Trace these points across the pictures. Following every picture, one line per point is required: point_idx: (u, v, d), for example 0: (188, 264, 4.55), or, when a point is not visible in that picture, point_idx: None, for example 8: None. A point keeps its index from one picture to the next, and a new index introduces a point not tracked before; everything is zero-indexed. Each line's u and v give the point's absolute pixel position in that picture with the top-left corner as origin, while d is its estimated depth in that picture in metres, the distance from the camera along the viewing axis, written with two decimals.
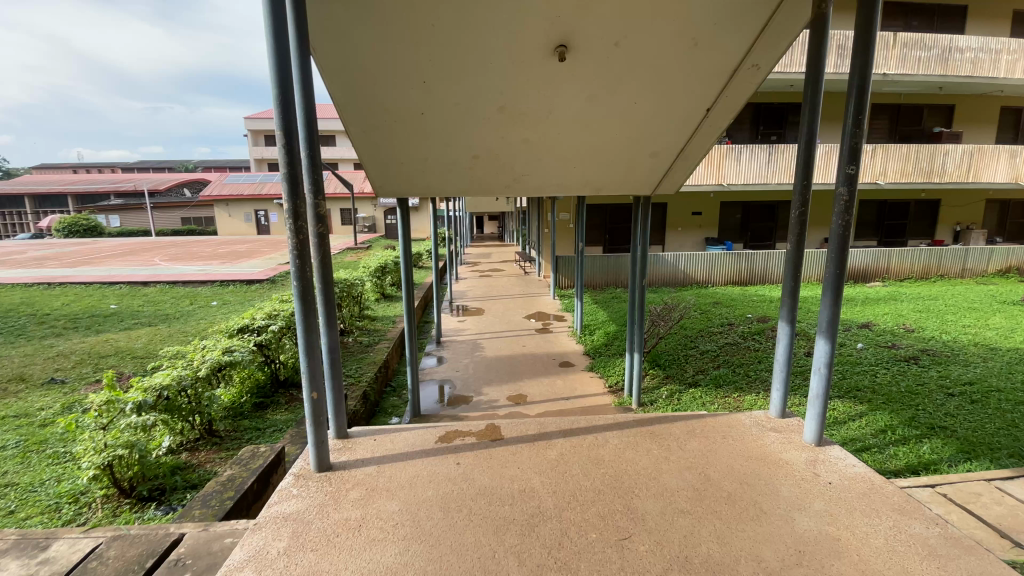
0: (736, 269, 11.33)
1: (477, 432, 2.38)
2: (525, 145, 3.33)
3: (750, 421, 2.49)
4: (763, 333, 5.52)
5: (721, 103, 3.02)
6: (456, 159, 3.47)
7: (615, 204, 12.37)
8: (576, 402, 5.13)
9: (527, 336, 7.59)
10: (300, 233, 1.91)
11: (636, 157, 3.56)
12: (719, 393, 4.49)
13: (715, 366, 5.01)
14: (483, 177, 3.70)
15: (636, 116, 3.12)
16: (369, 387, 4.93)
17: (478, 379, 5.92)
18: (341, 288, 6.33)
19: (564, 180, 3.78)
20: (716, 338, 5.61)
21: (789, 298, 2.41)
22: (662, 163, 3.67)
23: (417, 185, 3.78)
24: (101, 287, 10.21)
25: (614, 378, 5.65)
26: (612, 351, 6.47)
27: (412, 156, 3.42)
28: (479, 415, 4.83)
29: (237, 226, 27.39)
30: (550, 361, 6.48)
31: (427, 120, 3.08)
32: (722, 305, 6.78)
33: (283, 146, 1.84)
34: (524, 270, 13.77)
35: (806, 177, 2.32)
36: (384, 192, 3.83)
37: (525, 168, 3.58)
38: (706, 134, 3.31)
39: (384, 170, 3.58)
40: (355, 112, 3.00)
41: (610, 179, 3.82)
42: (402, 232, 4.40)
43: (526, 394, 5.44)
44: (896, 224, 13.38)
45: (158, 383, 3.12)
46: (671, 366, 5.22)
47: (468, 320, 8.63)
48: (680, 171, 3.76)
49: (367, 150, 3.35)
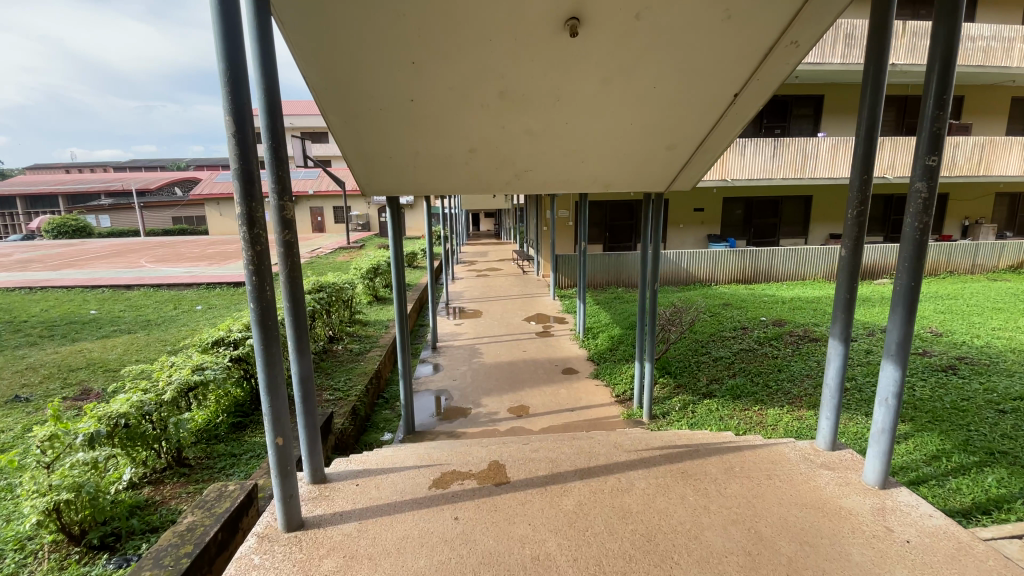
0: (743, 266, 11.01)
1: (478, 474, 2.03)
2: (528, 137, 2.98)
3: (795, 456, 2.15)
4: (781, 338, 5.17)
5: (750, 88, 2.68)
6: (451, 153, 3.10)
7: (616, 201, 12.02)
8: (583, 414, 4.77)
9: (527, 341, 7.23)
10: (258, 242, 1.53)
11: (652, 150, 3.22)
12: (737, 406, 4.11)
13: (732, 375, 4.65)
14: (481, 173, 3.33)
15: (655, 104, 2.77)
16: (359, 401, 4.54)
17: (477, 388, 5.55)
18: (331, 292, 5.94)
19: (571, 177, 3.43)
20: (729, 344, 5.25)
21: (841, 312, 2.08)
22: (679, 157, 3.32)
23: (407, 181, 3.41)
24: (83, 291, 9.79)
25: (621, 386, 5.30)
26: (617, 356, 6.12)
27: (402, 149, 3.06)
28: (478, 431, 4.44)
29: (229, 226, 26.90)
30: (553, 368, 6.11)
31: (417, 108, 2.71)
32: (734, 307, 6.45)
33: (234, 133, 1.48)
34: (523, 269, 13.42)
35: (865, 170, 1.98)
36: (371, 189, 3.47)
37: (528, 162, 3.23)
38: (731, 124, 2.98)
39: (370, 165, 3.21)
40: (335, 99, 2.62)
41: (620, 175, 3.47)
42: (393, 233, 4.02)
43: (529, 406, 5.07)
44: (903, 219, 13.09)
45: (115, 409, 2.73)
46: (683, 375, 4.87)
47: (466, 323, 8.26)
48: (696, 166, 3.42)
49: (351, 143, 2.98)
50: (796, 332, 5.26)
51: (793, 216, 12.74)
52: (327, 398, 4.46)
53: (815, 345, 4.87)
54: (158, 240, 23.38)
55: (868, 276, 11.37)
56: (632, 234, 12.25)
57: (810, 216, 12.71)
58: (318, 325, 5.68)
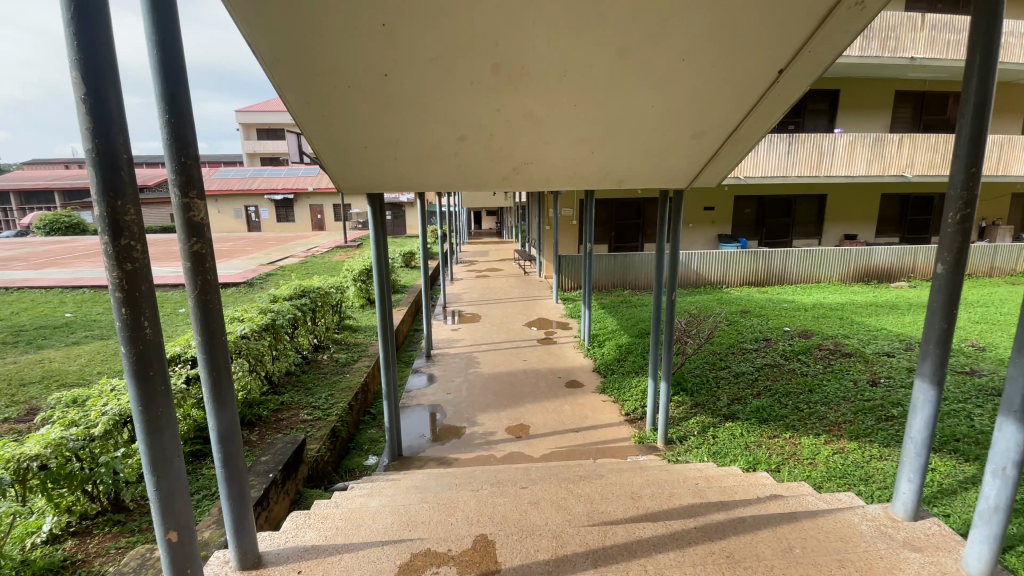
0: (756, 268, 10.53)
1: (458, 558, 1.57)
2: (530, 125, 2.51)
3: (869, 531, 1.66)
4: (810, 352, 4.68)
5: (799, 63, 2.23)
6: (437, 142, 2.63)
7: (621, 199, 11.52)
8: (591, 436, 4.30)
9: (528, 349, 6.73)
10: (130, 262, 1.07)
11: (676, 140, 2.76)
12: (765, 432, 3.64)
13: (756, 395, 4.17)
14: (474, 167, 2.86)
15: (683, 83, 2.31)
16: (341, 422, 4.07)
17: (473, 404, 5.06)
18: (315, 297, 5.47)
19: (580, 172, 2.96)
20: (751, 358, 4.76)
21: (934, 346, 1.61)
22: (704, 149, 2.86)
23: (389, 175, 2.94)
24: (62, 291, 9.34)
25: (631, 402, 4.84)
26: (626, 368, 5.64)
27: (380, 137, 2.58)
28: (471, 458, 3.95)
29: (225, 224, 26.54)
30: (555, 381, 5.62)
31: (393, 88, 2.24)
32: (753, 315, 5.96)
33: (84, 102, 1.01)
34: (525, 270, 12.94)
35: (973, 162, 1.53)
36: (348, 183, 3.01)
37: (528, 154, 2.75)
38: (772, 107, 2.52)
39: (342, 156, 2.73)
40: (293, 76, 2.14)
41: (635, 169, 3.00)
42: (374, 234, 3.54)
43: (529, 425, 4.58)
44: (920, 219, 12.54)
45: (27, 451, 2.27)
46: (701, 392, 4.40)
47: (463, 329, 7.80)
48: (724, 158, 2.96)
49: (317, 129, 2.49)
50: (827, 346, 4.76)
51: (807, 216, 12.23)
52: (303, 419, 3.98)
53: (848, 361, 4.36)
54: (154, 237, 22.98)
55: (885, 278, 10.86)
56: (639, 234, 11.73)
57: (824, 216, 12.20)
58: (300, 334, 5.19)
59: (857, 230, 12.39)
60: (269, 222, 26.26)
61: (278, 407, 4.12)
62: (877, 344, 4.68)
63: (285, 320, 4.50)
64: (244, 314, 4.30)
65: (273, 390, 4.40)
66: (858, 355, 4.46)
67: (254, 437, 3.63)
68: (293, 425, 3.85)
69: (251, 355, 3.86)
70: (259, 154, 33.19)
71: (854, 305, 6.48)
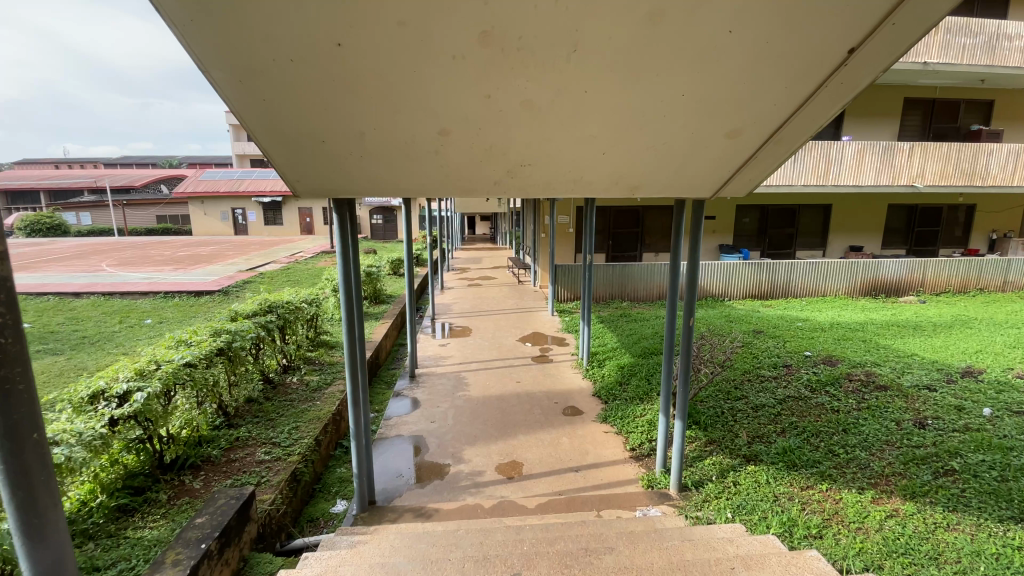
0: (760, 280, 10.09)
1: None
2: (530, 118, 2.00)
3: None
4: (839, 382, 4.20)
5: (874, 42, 1.76)
6: (411, 138, 2.11)
7: (620, 206, 11.05)
8: (593, 478, 3.77)
9: (522, 368, 6.18)
10: None
11: (708, 141, 2.26)
12: (796, 481, 3.16)
13: (782, 433, 3.68)
14: (460, 170, 2.34)
15: (726, 66, 1.83)
16: (303, 465, 3.53)
17: (460, 435, 4.51)
18: (285, 312, 4.92)
19: (589, 177, 2.45)
20: (770, 388, 4.26)
21: None
22: (738, 153, 2.37)
23: (353, 177, 2.41)
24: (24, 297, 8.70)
25: (637, 434, 4.32)
26: (629, 393, 5.11)
27: (339, 129, 2.05)
28: (455, 508, 3.38)
29: (212, 226, 25.90)
30: (551, 407, 5.07)
31: (349, 65, 1.72)
32: (768, 336, 5.47)
33: None
34: (519, 278, 12.42)
35: None
36: (305, 185, 2.47)
37: (526, 153, 2.23)
38: (830, 98, 2.05)
39: (292, 150, 2.20)
40: (217, 45, 1.62)
41: (652, 175, 2.50)
42: (340, 247, 2.99)
43: (523, 462, 4.04)
44: (927, 231, 12.18)
45: None
46: (717, 427, 3.90)
47: (452, 343, 7.26)
48: (759, 164, 2.47)
49: (256, 115, 1.96)
50: (856, 376, 4.28)
51: (811, 226, 11.83)
52: (259, 460, 3.43)
53: (884, 397, 3.88)
54: (137, 239, 22.24)
55: (893, 292, 10.47)
56: (638, 243, 11.27)
57: (829, 226, 11.82)
58: (265, 355, 4.63)
59: (863, 242, 12.01)
60: (258, 224, 25.63)
61: (230, 445, 3.56)
62: (913, 375, 4.24)
63: (245, 342, 3.94)
64: (194, 334, 3.72)
65: (228, 423, 3.84)
66: (895, 389, 3.98)
67: (197, 485, 3.08)
68: (245, 470, 3.30)
69: (199, 384, 3.29)
70: (250, 155, 32.58)
71: (874, 325, 6.01)
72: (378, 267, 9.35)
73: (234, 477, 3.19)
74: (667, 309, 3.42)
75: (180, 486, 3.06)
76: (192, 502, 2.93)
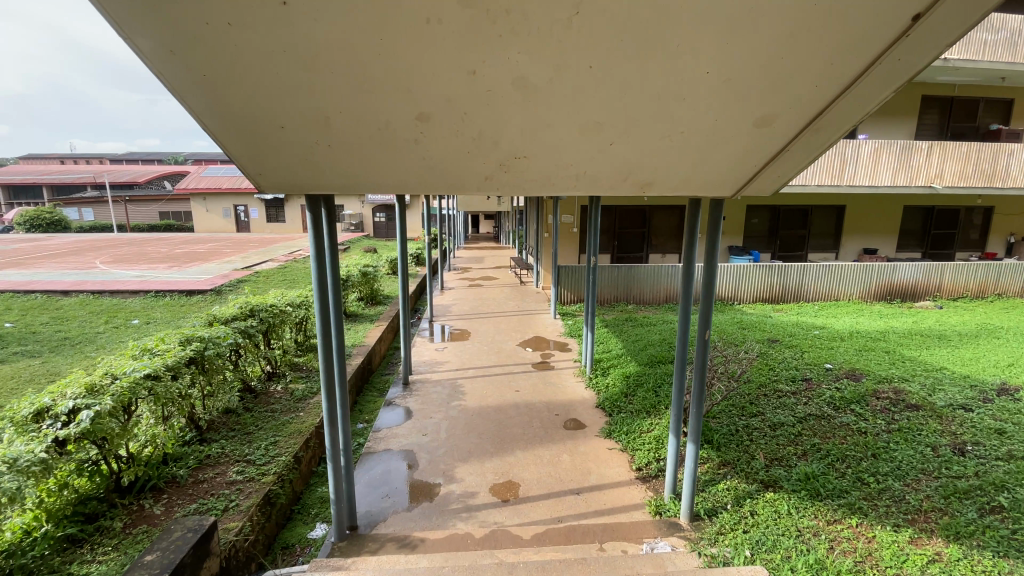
0: (771, 284, 9.74)
1: None
2: (524, 101, 1.69)
3: None
4: (865, 400, 3.87)
5: (948, 7, 1.43)
6: (386, 124, 1.80)
7: (626, 206, 10.72)
8: (595, 503, 3.46)
9: (522, 376, 5.86)
10: None
11: (735, 130, 1.94)
12: (823, 514, 2.85)
13: (804, 457, 3.36)
14: (448, 164, 2.03)
15: (762, 34, 1.51)
16: (279, 486, 3.23)
17: (452, 450, 4.22)
18: (268, 317, 4.63)
19: (596, 171, 2.14)
20: (790, 405, 3.94)
21: None
22: (768, 145, 2.05)
23: (323, 171, 2.10)
24: (11, 294, 8.49)
25: (642, 452, 4.02)
26: (634, 405, 4.80)
27: (301, 112, 1.75)
28: (443, 538, 3.07)
29: (214, 223, 25.76)
30: (551, 420, 4.75)
31: (300, 30, 1.42)
32: (785, 345, 5.15)
33: None
34: (521, 279, 12.11)
35: None
36: (270, 180, 2.16)
37: (521, 144, 1.92)
38: (884, 78, 1.71)
39: (248, 140, 1.89)
40: (137, 4, 1.32)
41: (667, 170, 2.18)
42: (314, 252, 2.68)
43: (519, 482, 3.74)
44: (943, 234, 11.78)
45: None
46: (731, 447, 3.59)
47: (449, 348, 6.96)
48: (792, 157, 2.15)
49: (200, 96, 1.66)
50: (884, 394, 3.95)
51: (824, 227, 11.45)
52: (230, 482, 3.13)
53: (916, 418, 3.57)
54: (137, 235, 22.09)
55: (909, 296, 10.10)
56: (644, 244, 10.93)
57: (842, 228, 11.43)
58: (245, 363, 4.35)
59: (877, 244, 11.62)
60: (259, 221, 25.45)
61: (199, 464, 3.25)
62: (946, 393, 3.92)
63: (220, 350, 3.65)
64: (161, 342, 3.41)
65: (200, 438, 3.55)
66: (927, 410, 3.66)
67: (157, 511, 2.78)
68: (213, 492, 3.00)
69: (162, 398, 2.99)
70: None
71: (895, 335, 5.66)
72: (376, 267, 9.05)
73: (199, 501, 2.90)
74: (680, 313, 3.09)
75: (139, 512, 2.77)
76: (149, 532, 2.62)
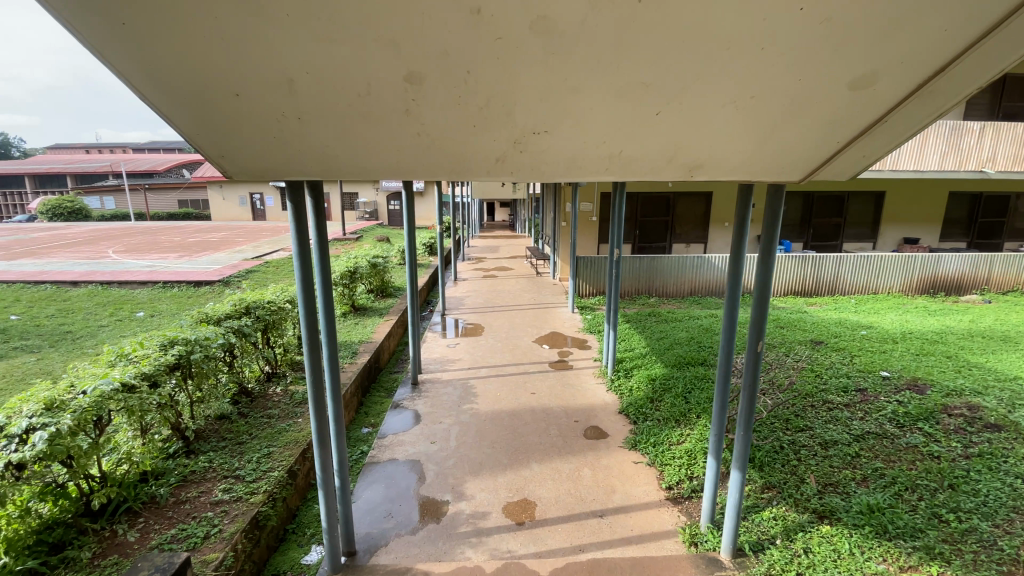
0: (804, 276, 9.17)
1: None
2: (545, 53, 1.28)
3: None
4: (935, 418, 3.54)
5: None
6: (368, 86, 1.39)
7: (648, 193, 10.17)
8: (621, 528, 3.07)
9: (538, 376, 5.47)
10: None
11: (821, 91, 1.49)
12: (897, 558, 2.45)
13: (864, 485, 3.01)
14: (453, 140, 1.62)
15: None
16: (269, 508, 2.89)
17: (463, 461, 3.86)
18: (266, 314, 4.32)
19: (637, 150, 1.72)
20: (844, 421, 3.59)
21: None
22: (856, 113, 1.60)
23: (300, 151, 1.70)
24: (23, 285, 8.39)
25: (673, 467, 3.62)
26: (662, 411, 4.40)
27: (259, 72, 1.35)
28: (449, 571, 2.74)
29: (231, 211, 25.83)
30: (570, 427, 4.36)
31: None
32: (834, 350, 4.79)
33: None
34: (537, 270, 11.71)
35: None
36: (237, 163, 1.78)
37: (543, 114, 1.50)
38: None
39: (197, 111, 1.51)
40: None
41: (725, 149, 1.75)
42: (296, 250, 2.31)
43: (537, 501, 3.37)
44: (990, 221, 10.98)
45: None
46: (777, 468, 3.19)
47: (461, 344, 6.60)
48: (886, 129, 1.68)
49: (125, 50, 1.27)
50: (957, 411, 3.61)
51: (861, 215, 10.76)
52: (215, 502, 2.80)
53: (999, 441, 3.24)
54: (154, 224, 22.17)
55: (953, 290, 9.42)
56: (667, 233, 10.41)
57: (881, 216, 10.73)
58: (241, 363, 4.03)
59: (918, 233, 10.89)
60: (275, 209, 25.41)
61: (181, 482, 2.94)
62: None
63: (207, 352, 3.32)
64: (139, 347, 3.09)
65: (187, 450, 3.25)
66: (1006, 436, 3.28)
67: (131, 538, 2.47)
68: (194, 516, 2.68)
69: (137, 412, 2.64)
70: None
71: (954, 337, 5.18)
72: (387, 258, 8.70)
73: (178, 527, 2.57)
74: (725, 314, 2.66)
75: (111, 539, 2.45)
76: (119, 563, 2.30)
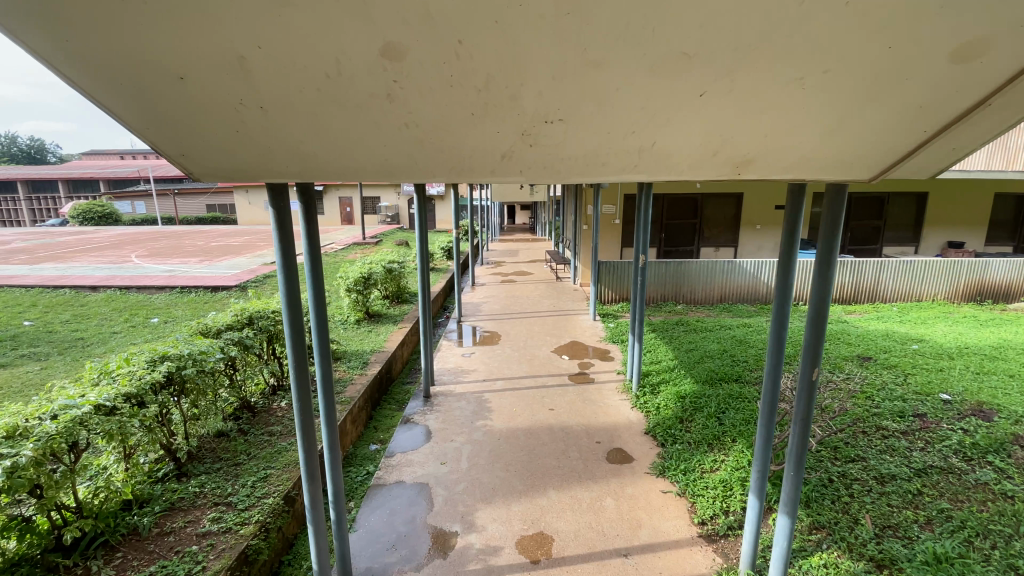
0: (842, 283, 8.61)
1: None
2: (556, 14, 0.97)
3: None
4: (1005, 450, 3.18)
5: None
6: (338, 63, 1.10)
7: (675, 196, 9.75)
8: (647, 572, 2.73)
9: (556, 391, 5.15)
10: None
11: (917, 65, 1.14)
12: None
13: (928, 528, 2.61)
14: (448, 129, 1.33)
15: None
16: (260, 541, 2.63)
17: (474, 486, 3.58)
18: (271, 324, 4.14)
19: (674, 142, 1.41)
20: (902, 453, 3.21)
21: None
22: (952, 97, 1.25)
23: (270, 146, 1.44)
24: (45, 289, 8.46)
25: (707, 498, 3.26)
26: (693, 432, 4.04)
27: (202, 49, 1.08)
28: None
29: (255, 215, 26.22)
30: (591, 449, 4.03)
31: None
32: (889, 367, 4.42)
33: None
34: (558, 275, 11.37)
35: None
36: (202, 160, 1.53)
37: (555, 97, 1.20)
38: None
39: (141, 100, 1.24)
40: None
41: (778, 141, 1.42)
42: (281, 261, 2.05)
43: (554, 535, 3.05)
44: None
45: None
46: (828, 505, 2.81)
47: (477, 354, 6.32)
48: (987, 114, 1.32)
49: (29, 25, 1.00)
50: None
51: (902, 218, 10.12)
52: (202, 535, 2.57)
53: None
54: (181, 228, 22.65)
55: (1003, 297, 8.72)
56: (694, 237, 9.96)
57: (924, 219, 10.06)
58: (244, 376, 3.84)
59: (965, 237, 10.18)
60: None
61: (167, 510, 2.73)
62: None
63: (203, 367, 3.13)
64: (125, 363, 2.89)
65: (178, 473, 3.06)
66: None
67: None
68: (177, 550, 2.44)
69: (119, 436, 2.45)
70: None
71: (1017, 353, 4.68)
72: (403, 263, 8.50)
73: (159, 563, 2.35)
74: (773, 331, 2.32)
75: None
76: None
